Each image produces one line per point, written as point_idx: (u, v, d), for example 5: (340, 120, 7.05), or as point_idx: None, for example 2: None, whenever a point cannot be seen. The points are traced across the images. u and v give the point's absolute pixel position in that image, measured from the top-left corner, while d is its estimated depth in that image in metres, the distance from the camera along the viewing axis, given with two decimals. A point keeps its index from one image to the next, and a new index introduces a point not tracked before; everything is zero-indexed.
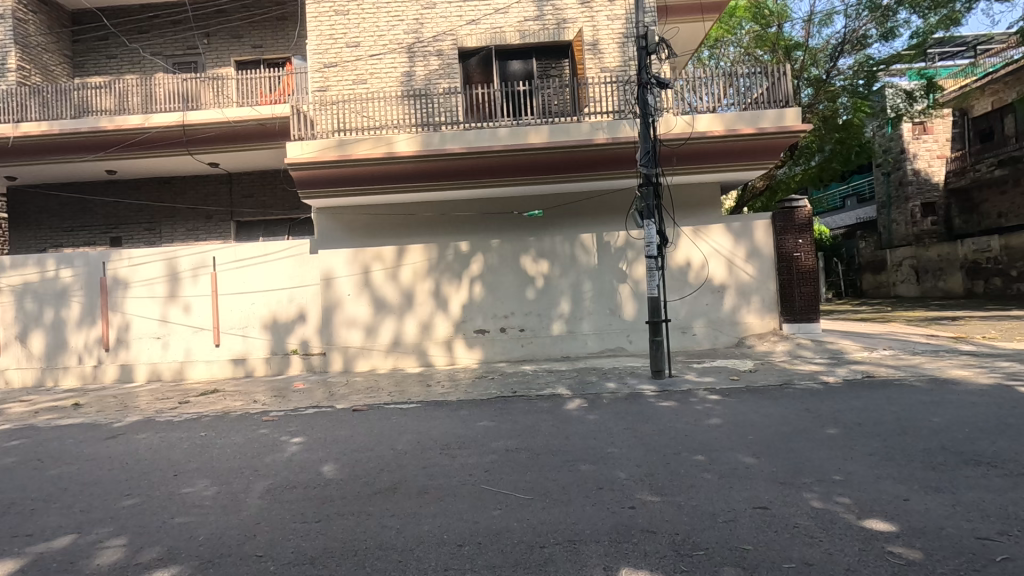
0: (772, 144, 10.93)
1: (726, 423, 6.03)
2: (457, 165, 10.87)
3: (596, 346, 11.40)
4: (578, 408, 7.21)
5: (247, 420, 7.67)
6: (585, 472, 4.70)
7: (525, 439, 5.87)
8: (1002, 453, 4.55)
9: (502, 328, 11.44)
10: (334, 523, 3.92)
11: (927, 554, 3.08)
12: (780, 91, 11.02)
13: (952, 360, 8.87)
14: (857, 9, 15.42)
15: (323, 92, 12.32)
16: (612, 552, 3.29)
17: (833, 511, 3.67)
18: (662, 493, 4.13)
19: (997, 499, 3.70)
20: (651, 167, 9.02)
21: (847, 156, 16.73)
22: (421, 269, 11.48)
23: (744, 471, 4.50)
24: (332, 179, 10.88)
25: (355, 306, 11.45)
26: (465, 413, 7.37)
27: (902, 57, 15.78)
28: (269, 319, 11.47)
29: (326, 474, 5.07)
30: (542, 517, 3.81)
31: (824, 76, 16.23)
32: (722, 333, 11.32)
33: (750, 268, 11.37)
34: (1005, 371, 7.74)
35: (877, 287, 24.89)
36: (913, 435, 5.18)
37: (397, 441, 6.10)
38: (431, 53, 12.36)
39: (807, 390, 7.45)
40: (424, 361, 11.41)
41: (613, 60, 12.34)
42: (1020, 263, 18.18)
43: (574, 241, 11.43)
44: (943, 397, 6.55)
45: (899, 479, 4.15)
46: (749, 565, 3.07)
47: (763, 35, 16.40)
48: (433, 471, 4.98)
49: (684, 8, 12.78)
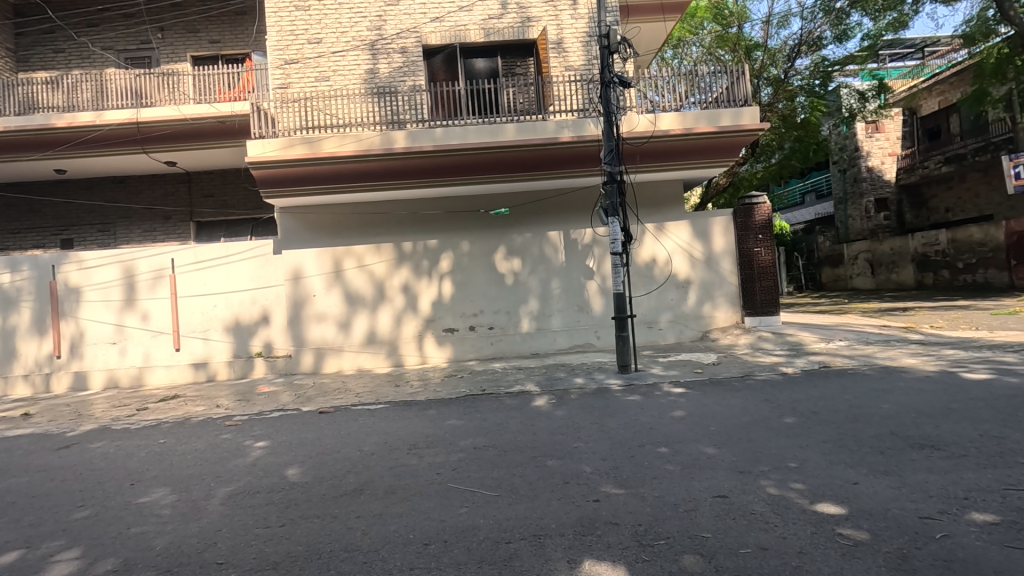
0: (732, 142, 11.19)
1: (688, 415, 6.19)
2: (424, 163, 10.80)
3: (565, 343, 11.50)
4: (546, 404, 7.28)
5: (208, 425, 7.48)
6: (552, 467, 4.76)
7: (493, 436, 5.90)
8: (946, 437, 4.78)
9: (471, 327, 11.44)
10: (298, 527, 3.87)
11: (874, 534, 3.23)
12: (739, 91, 11.28)
13: (902, 349, 9.28)
14: (812, 11, 15.96)
15: (285, 88, 12.07)
16: (577, 544, 3.35)
17: (787, 497, 3.81)
18: (627, 485, 4.22)
19: (939, 480, 3.90)
20: (615, 164, 9.14)
21: (805, 155, 17.26)
22: (389, 267, 11.40)
23: (705, 462, 4.63)
24: (294, 178, 10.68)
25: (322, 304, 11.30)
26: (433, 412, 7.36)
27: (855, 57, 16.38)
28: (231, 322, 11.21)
29: (290, 478, 5.00)
30: (508, 513, 3.85)
31: (783, 76, 16.78)
32: (687, 327, 11.58)
33: (713, 264, 11.66)
34: (950, 359, 8.15)
35: (835, 280, 25.79)
36: (864, 422, 5.42)
37: (364, 442, 6.05)
38: (395, 50, 12.24)
39: (767, 382, 7.68)
40: (393, 361, 11.32)
41: (577, 59, 12.47)
42: (967, 256, 19.15)
43: (542, 239, 11.52)
44: (893, 384, 6.87)
45: (850, 463, 4.34)
46: (708, 551, 3.17)
47: (724, 35, 16.80)
48: (400, 471, 4.96)
49: (645, 7, 12.96)
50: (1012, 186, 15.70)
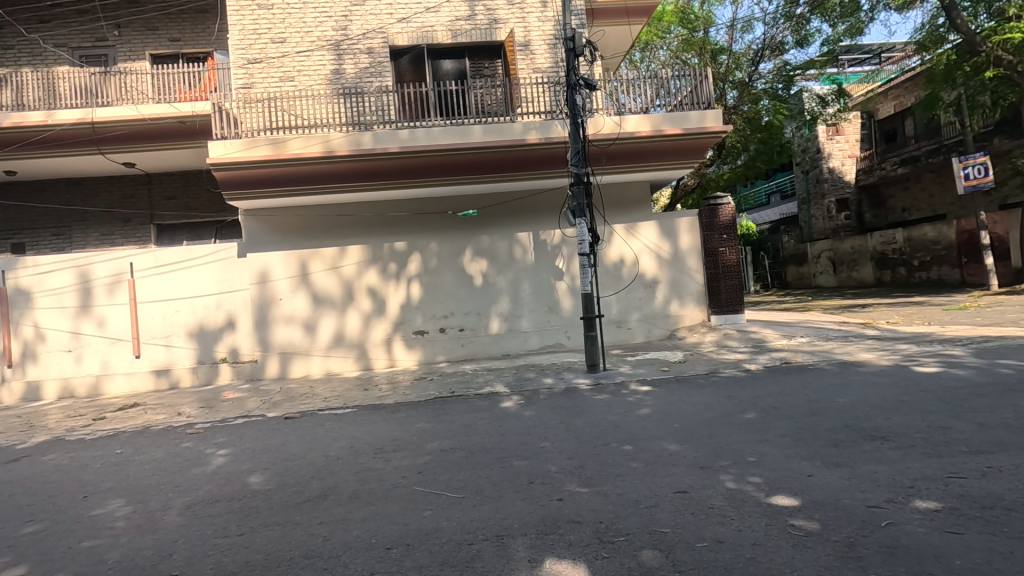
0: (696, 144, 11.40)
1: (654, 413, 6.29)
2: (391, 165, 10.72)
3: (536, 343, 11.54)
4: (515, 405, 7.30)
5: (169, 434, 7.27)
6: (518, 468, 4.78)
7: (461, 438, 5.90)
8: (896, 428, 4.97)
9: (441, 328, 11.39)
10: (258, 535, 3.80)
11: (824, 524, 3.34)
12: (703, 93, 11.48)
13: (859, 345, 9.60)
14: (774, 17, 16.43)
15: (248, 89, 11.84)
16: (539, 544, 3.37)
17: (744, 490, 3.92)
18: (591, 484, 4.27)
19: (888, 470, 4.06)
20: (581, 166, 9.22)
21: (770, 156, 17.77)
22: (357, 269, 11.25)
23: (668, 458, 4.71)
24: (258, 180, 10.51)
25: (288, 308, 11.09)
26: (402, 415, 7.31)
27: (815, 62, 16.89)
28: (195, 327, 10.94)
29: (253, 485, 4.90)
30: (472, 515, 3.85)
31: (747, 79, 17.20)
32: (655, 326, 11.76)
33: (680, 263, 11.84)
34: (903, 353, 8.47)
35: (800, 278, 26.55)
36: (821, 416, 5.59)
37: (330, 447, 5.97)
38: (361, 50, 12.13)
39: (731, 378, 7.87)
40: (363, 365, 11.20)
41: (545, 61, 12.53)
42: (921, 254, 19.92)
43: (511, 239, 11.54)
44: (849, 379, 7.11)
45: (805, 456, 4.48)
46: (666, 546, 3.23)
47: (690, 38, 17.09)
48: (366, 476, 4.90)
49: (610, 11, 13.13)
50: (962, 186, 16.38)
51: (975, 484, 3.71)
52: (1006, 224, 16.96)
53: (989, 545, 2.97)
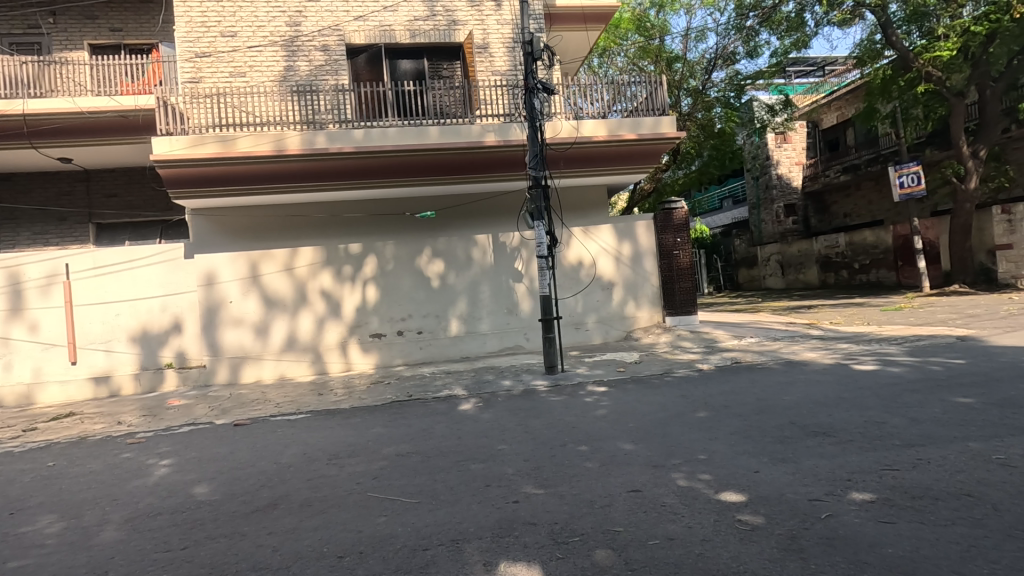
0: (651, 149, 11.64)
1: (610, 413, 6.39)
2: (345, 165, 10.53)
3: (495, 345, 11.53)
4: (473, 408, 7.26)
5: (107, 444, 6.90)
6: (475, 471, 4.76)
7: (418, 442, 5.83)
8: (837, 424, 5.21)
9: (399, 331, 11.24)
10: (202, 548, 3.65)
11: (768, 518, 3.47)
12: (658, 99, 11.73)
13: (804, 344, 10.04)
14: (725, 28, 17.01)
15: (196, 84, 11.42)
16: (494, 547, 3.37)
17: (695, 488, 4.02)
18: (547, 485, 4.30)
19: (829, 464, 4.24)
20: (539, 169, 9.27)
21: (722, 161, 18.64)
22: (310, 271, 10.98)
23: (622, 458, 4.79)
24: (206, 178, 10.17)
25: (237, 311, 10.72)
26: (358, 420, 7.17)
27: (765, 73, 17.54)
28: (138, 331, 10.44)
29: (198, 496, 4.70)
30: (427, 520, 3.82)
31: (701, 87, 17.72)
32: (612, 327, 11.95)
33: (637, 264, 12.08)
34: (844, 352, 8.90)
35: (750, 280, 27.58)
36: (769, 413, 5.79)
37: (282, 455, 5.79)
38: (316, 47, 11.86)
39: (685, 377, 8.10)
40: (318, 369, 10.93)
41: (503, 64, 12.56)
42: (862, 257, 20.98)
43: (469, 241, 11.49)
44: (795, 377, 7.42)
45: (753, 453, 4.64)
46: (619, 545, 3.28)
47: (647, 46, 17.37)
48: (318, 483, 4.78)
49: (568, 16, 13.29)
50: (897, 194, 17.32)
51: (907, 476, 3.93)
52: (937, 230, 18.13)
53: (918, 533, 3.14)
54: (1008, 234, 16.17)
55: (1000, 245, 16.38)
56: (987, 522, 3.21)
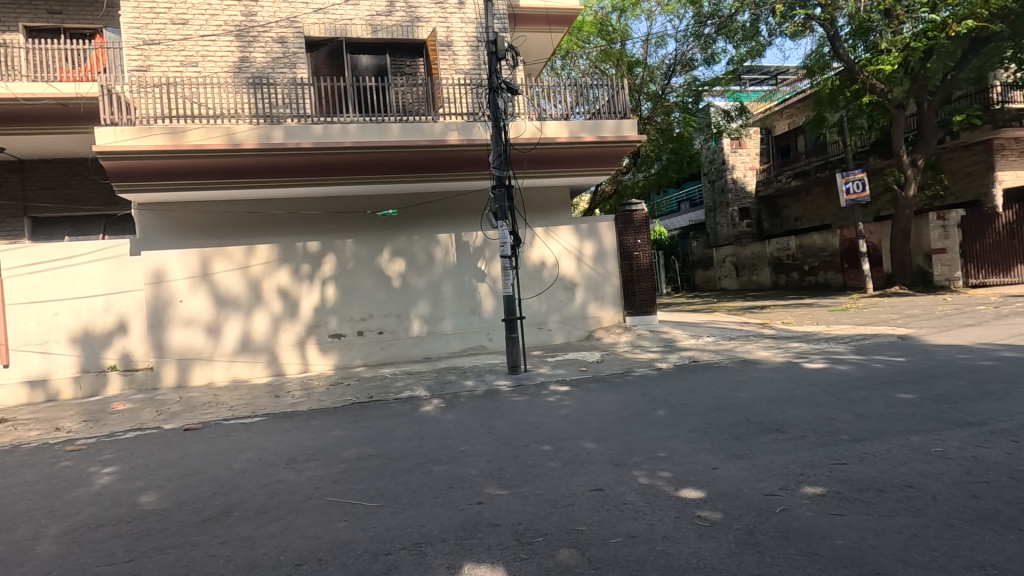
0: (612, 151, 11.80)
1: (572, 413, 6.44)
2: (304, 161, 10.26)
3: (457, 346, 11.44)
4: (435, 409, 7.20)
5: (42, 453, 6.49)
6: (438, 473, 4.71)
7: (379, 444, 5.73)
8: (789, 421, 5.40)
9: (360, 331, 11.03)
10: (149, 560, 3.48)
11: (726, 513, 3.56)
12: (619, 103, 11.91)
13: (757, 343, 10.39)
14: (684, 35, 17.45)
15: (143, 72, 10.91)
16: (458, 549, 3.33)
17: (656, 485, 4.09)
18: (510, 486, 4.29)
19: (782, 460, 4.40)
20: (503, 169, 9.26)
21: (680, 165, 19.16)
22: (266, 269, 10.65)
23: (585, 457, 4.83)
24: (153, 172, 9.72)
25: (187, 310, 10.29)
26: (316, 422, 6.99)
27: (721, 80, 18.06)
28: (78, 332, 9.89)
29: (145, 506, 4.47)
30: (390, 523, 3.75)
31: (661, 92, 18.11)
32: (574, 327, 12.06)
33: (598, 265, 12.23)
34: (794, 351, 9.25)
35: (707, 281, 28.37)
36: (726, 411, 5.96)
37: (236, 460, 5.58)
38: (272, 39, 11.50)
39: (644, 377, 8.25)
40: (274, 370, 10.61)
41: (467, 62, 12.48)
42: (811, 259, 21.86)
43: (432, 241, 11.38)
44: (749, 375, 7.67)
45: (711, 450, 4.76)
46: (583, 544, 3.30)
47: (608, 49, 17.60)
48: (275, 489, 4.63)
49: (532, 17, 13.33)
50: (844, 200, 18.13)
51: (854, 469, 4.11)
52: (879, 235, 19.07)
53: (865, 524, 3.29)
54: (942, 239, 17.30)
55: (935, 250, 17.45)
56: (927, 511, 3.39)
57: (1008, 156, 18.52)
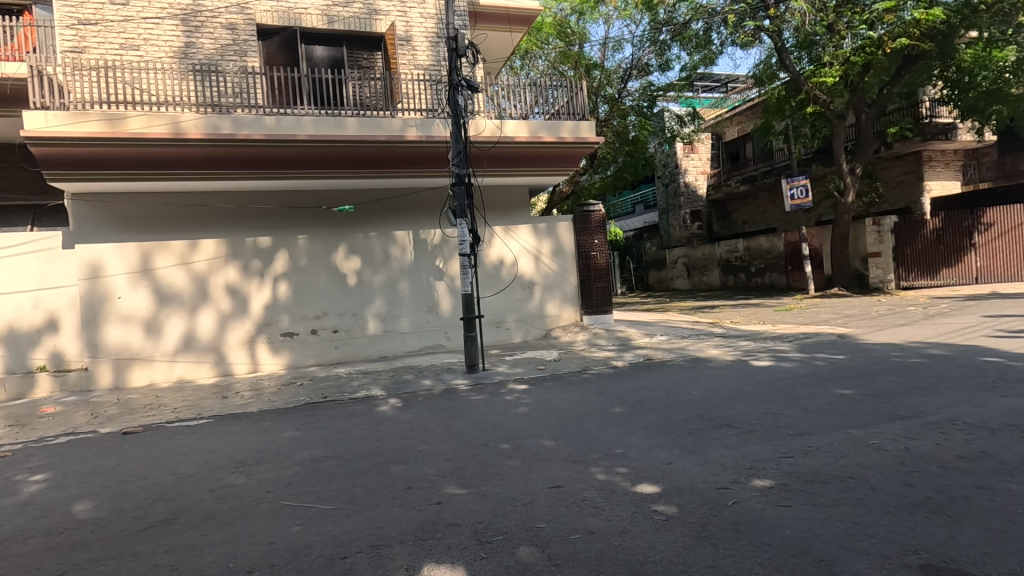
0: (570, 152, 11.92)
1: (530, 411, 6.47)
2: (255, 153, 9.90)
3: (414, 345, 11.29)
4: (392, 408, 7.08)
5: None
6: (396, 473, 4.63)
7: (334, 446, 5.58)
8: (739, 416, 5.60)
9: (313, 330, 10.73)
10: (85, 573, 3.27)
11: (681, 507, 3.66)
12: (578, 104, 12.02)
13: (708, 342, 10.73)
14: (640, 40, 17.82)
15: (78, 54, 10.26)
16: (417, 551, 3.29)
17: (614, 481, 4.16)
18: (470, 485, 4.27)
19: (733, 454, 4.56)
20: (463, 167, 9.22)
21: (636, 168, 19.56)
22: (213, 265, 10.22)
23: (544, 454, 4.86)
24: (90, 160, 9.16)
25: (125, 307, 9.74)
26: (267, 424, 6.76)
27: (675, 85, 18.53)
28: (3, 330, 9.21)
29: (80, 515, 4.20)
30: (346, 526, 3.66)
31: (617, 95, 18.44)
32: (532, 326, 12.12)
33: (555, 264, 12.33)
34: (743, 349, 9.61)
35: (660, 281, 29.07)
36: (679, 408, 6.12)
37: (180, 464, 5.32)
38: (221, 24, 11.02)
39: (601, 375, 8.38)
40: (221, 370, 10.19)
41: (426, 58, 12.33)
42: (758, 261, 22.74)
43: (389, 238, 11.19)
44: (701, 373, 7.92)
45: (666, 446, 4.88)
46: (542, 541, 3.31)
47: (567, 51, 17.76)
48: (223, 493, 4.44)
49: (492, 16, 13.32)
50: (789, 205, 18.92)
51: (800, 462, 4.30)
52: (821, 239, 20.01)
53: (811, 514, 3.45)
54: (877, 243, 18.09)
55: (871, 254, 18.26)
56: (867, 500, 3.58)
57: (935, 166, 20.00)
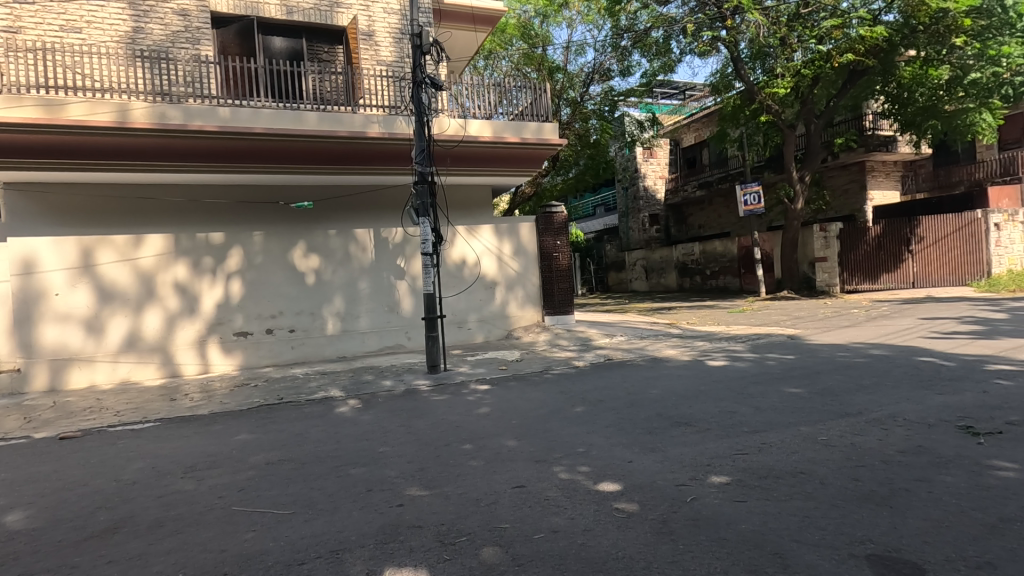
0: (533, 153, 11.99)
1: (493, 411, 6.46)
2: (207, 145, 9.51)
3: (374, 344, 11.09)
4: (351, 410, 6.93)
5: None
6: (355, 476, 4.53)
7: (290, 448, 5.42)
8: (696, 415, 5.75)
9: (268, 330, 10.40)
10: None
11: (641, 505, 3.72)
12: (542, 106, 12.07)
13: (666, 342, 10.99)
14: (603, 45, 18.07)
15: (13, 34, 9.64)
16: (378, 554, 3.23)
17: (576, 480, 4.20)
18: (432, 486, 4.22)
19: (691, 451, 4.67)
20: (426, 165, 9.13)
21: (597, 171, 19.86)
22: (161, 261, 9.78)
23: (506, 455, 4.86)
24: (25, 148, 8.62)
25: (62, 305, 9.18)
26: (219, 427, 6.49)
27: (636, 91, 18.88)
28: None
29: (11, 526, 3.92)
30: (304, 531, 3.56)
31: (579, 98, 18.65)
32: (494, 326, 12.10)
33: (518, 264, 12.36)
34: (699, 349, 9.89)
35: (619, 283, 29.56)
36: (639, 407, 6.24)
37: (124, 470, 5.05)
38: (172, 10, 10.56)
39: (562, 375, 8.45)
40: (168, 371, 9.74)
41: (388, 54, 12.15)
42: (713, 264, 23.45)
43: (349, 236, 10.97)
44: (660, 372, 8.10)
45: (626, 444, 4.96)
46: (506, 541, 3.31)
47: (530, 53, 17.81)
48: (171, 500, 4.24)
49: (456, 15, 13.25)
50: (743, 211, 19.55)
51: (754, 458, 4.45)
52: (772, 243, 20.82)
53: (765, 509, 3.56)
54: (824, 249, 19.06)
55: (818, 258, 19.11)
56: (817, 494, 3.73)
57: (877, 177, 21.16)
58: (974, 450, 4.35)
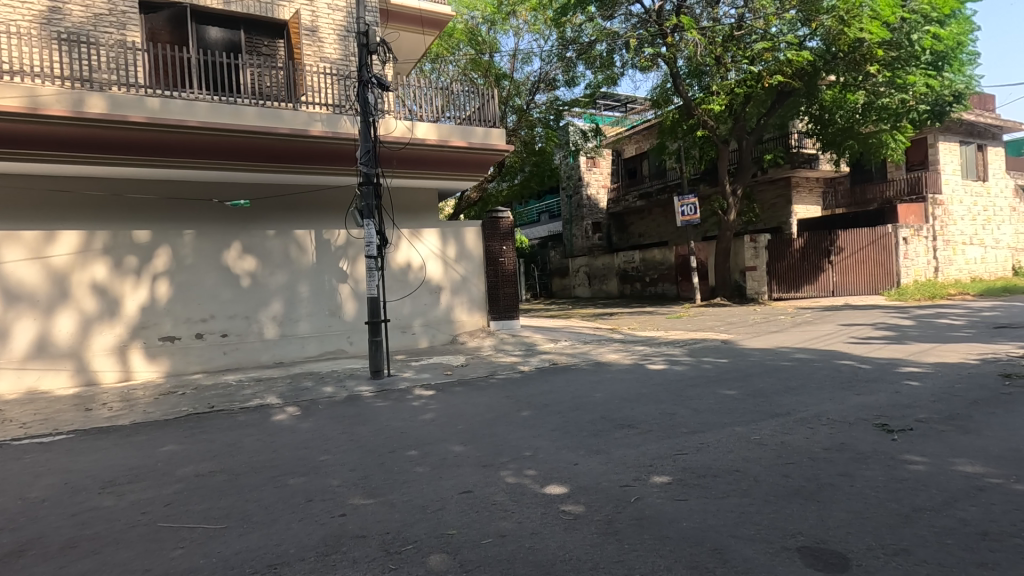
0: (480, 158, 12.00)
1: (438, 416, 6.38)
2: (133, 137, 8.91)
3: (313, 350, 10.70)
4: (290, 417, 6.66)
5: None
6: (295, 486, 4.35)
7: (223, 459, 5.14)
8: (638, 417, 5.91)
9: (198, 334, 9.83)
10: None
11: (587, 506, 3.78)
12: (489, 111, 12.12)
13: (609, 347, 11.24)
14: (549, 54, 18.35)
15: None
16: (319, 567, 3.11)
17: (523, 484, 4.21)
18: (376, 494, 4.11)
19: (634, 453, 4.79)
20: (371, 166, 8.93)
21: (542, 178, 20.08)
22: (77, 260, 9.06)
23: (453, 460, 4.81)
24: None
25: None
26: (142, 438, 6.07)
27: (580, 102, 19.28)
28: None
29: None
30: (239, 546, 3.38)
31: (525, 106, 18.89)
32: (439, 331, 11.96)
33: (463, 268, 12.30)
34: (639, 354, 10.19)
35: (562, 288, 30.02)
36: (584, 410, 6.34)
37: (30, 488, 4.61)
38: None
39: (508, 379, 8.47)
40: (83, 379, 9.01)
41: (333, 51, 11.83)
42: (652, 272, 24.18)
43: (288, 238, 10.57)
44: (603, 376, 8.27)
45: (572, 447, 5.02)
46: (453, 548, 3.26)
47: (477, 59, 17.86)
48: (87, 518, 3.91)
49: (404, 16, 13.10)
50: (681, 221, 20.32)
51: (693, 458, 4.61)
52: (707, 253, 21.73)
53: (704, 507, 3.70)
54: (754, 258, 20.40)
55: (748, 267, 20.53)
56: (751, 491, 3.92)
57: (801, 191, 22.67)
58: (889, 445, 4.70)
